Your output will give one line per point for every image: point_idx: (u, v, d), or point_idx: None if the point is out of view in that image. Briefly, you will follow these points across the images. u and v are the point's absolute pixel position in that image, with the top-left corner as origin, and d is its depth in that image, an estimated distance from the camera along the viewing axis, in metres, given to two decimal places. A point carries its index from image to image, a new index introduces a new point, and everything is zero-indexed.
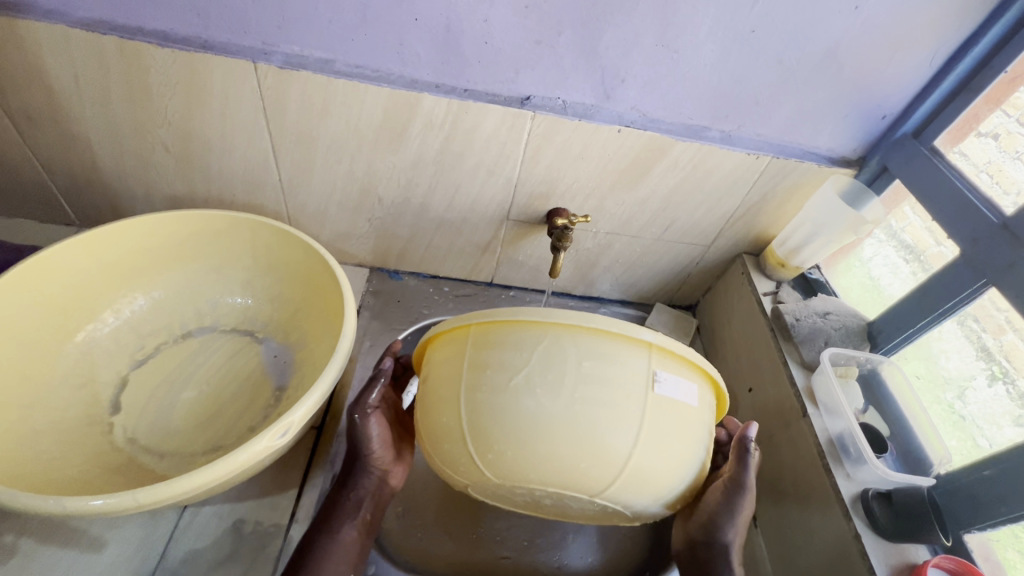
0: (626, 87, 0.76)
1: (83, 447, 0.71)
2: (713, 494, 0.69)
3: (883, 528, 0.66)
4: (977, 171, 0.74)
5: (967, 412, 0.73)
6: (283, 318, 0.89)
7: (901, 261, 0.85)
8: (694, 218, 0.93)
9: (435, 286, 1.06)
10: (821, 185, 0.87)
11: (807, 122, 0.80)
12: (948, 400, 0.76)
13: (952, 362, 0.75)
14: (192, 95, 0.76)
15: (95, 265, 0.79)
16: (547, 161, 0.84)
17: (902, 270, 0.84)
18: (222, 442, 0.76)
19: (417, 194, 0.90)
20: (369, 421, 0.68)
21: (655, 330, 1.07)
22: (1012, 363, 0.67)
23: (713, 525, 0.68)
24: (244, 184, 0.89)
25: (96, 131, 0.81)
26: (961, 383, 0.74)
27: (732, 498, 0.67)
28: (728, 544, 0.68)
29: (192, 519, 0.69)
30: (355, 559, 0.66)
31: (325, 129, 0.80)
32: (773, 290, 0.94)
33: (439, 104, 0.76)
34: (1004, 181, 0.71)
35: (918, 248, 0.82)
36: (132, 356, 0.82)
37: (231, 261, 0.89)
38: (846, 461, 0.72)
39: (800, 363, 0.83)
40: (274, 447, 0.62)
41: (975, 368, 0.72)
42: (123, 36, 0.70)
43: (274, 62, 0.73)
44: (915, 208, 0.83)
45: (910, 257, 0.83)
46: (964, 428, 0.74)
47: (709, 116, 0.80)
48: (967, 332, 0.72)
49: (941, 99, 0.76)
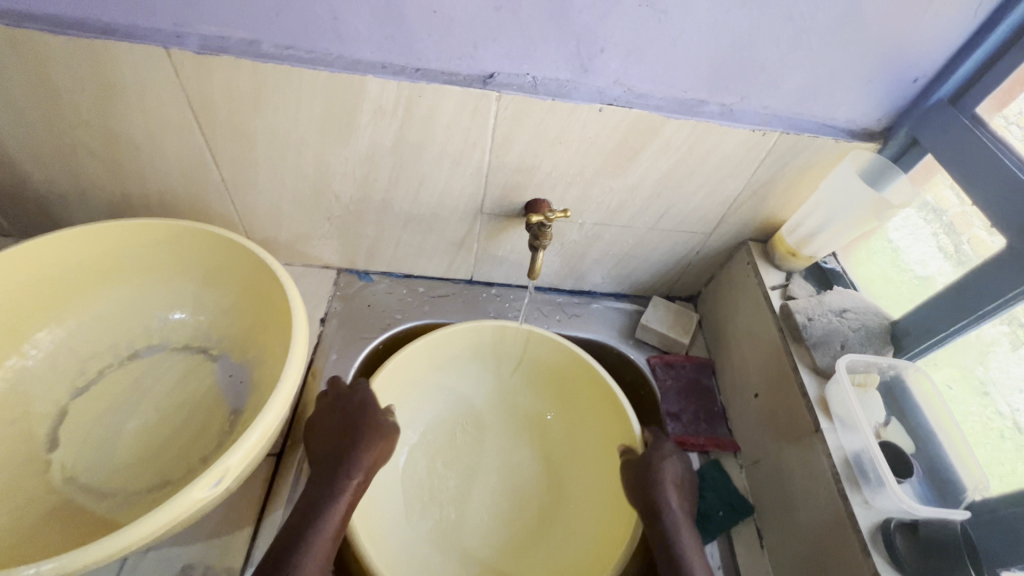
0: (606, 57, 0.64)
1: (16, 490, 0.64)
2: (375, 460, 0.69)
3: (909, 567, 0.57)
4: (1008, 124, 0.63)
5: (988, 379, 0.66)
6: (238, 333, 0.81)
7: (924, 223, 0.78)
8: (692, 203, 0.82)
9: (409, 287, 0.97)
10: (838, 164, 0.75)
11: (823, 90, 0.68)
12: (967, 364, 0.68)
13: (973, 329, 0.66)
14: (104, 90, 0.66)
15: (23, 287, 0.71)
16: (521, 146, 0.73)
17: (922, 231, 0.78)
18: (170, 477, 0.69)
19: (377, 190, 0.80)
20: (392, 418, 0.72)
21: (649, 328, 0.95)
22: None
23: (652, 500, 0.69)
24: (184, 187, 0.80)
25: (8, 135, 0.71)
26: (986, 350, 0.65)
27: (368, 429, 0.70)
28: (670, 513, 0.68)
29: (135, 566, 0.63)
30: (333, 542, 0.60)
31: (263, 122, 0.70)
32: (783, 282, 0.84)
33: (387, 87, 0.65)
34: None
35: (941, 207, 0.75)
36: (72, 383, 0.75)
37: (179, 273, 0.81)
38: (865, 486, 0.63)
39: (812, 368, 0.73)
40: (207, 498, 0.55)
41: (998, 332, 0.63)
42: (9, 23, 0.59)
43: (190, 47, 0.62)
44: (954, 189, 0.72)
45: (932, 218, 0.76)
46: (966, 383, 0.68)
47: (706, 88, 0.68)
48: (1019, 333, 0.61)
49: (983, 59, 0.63)
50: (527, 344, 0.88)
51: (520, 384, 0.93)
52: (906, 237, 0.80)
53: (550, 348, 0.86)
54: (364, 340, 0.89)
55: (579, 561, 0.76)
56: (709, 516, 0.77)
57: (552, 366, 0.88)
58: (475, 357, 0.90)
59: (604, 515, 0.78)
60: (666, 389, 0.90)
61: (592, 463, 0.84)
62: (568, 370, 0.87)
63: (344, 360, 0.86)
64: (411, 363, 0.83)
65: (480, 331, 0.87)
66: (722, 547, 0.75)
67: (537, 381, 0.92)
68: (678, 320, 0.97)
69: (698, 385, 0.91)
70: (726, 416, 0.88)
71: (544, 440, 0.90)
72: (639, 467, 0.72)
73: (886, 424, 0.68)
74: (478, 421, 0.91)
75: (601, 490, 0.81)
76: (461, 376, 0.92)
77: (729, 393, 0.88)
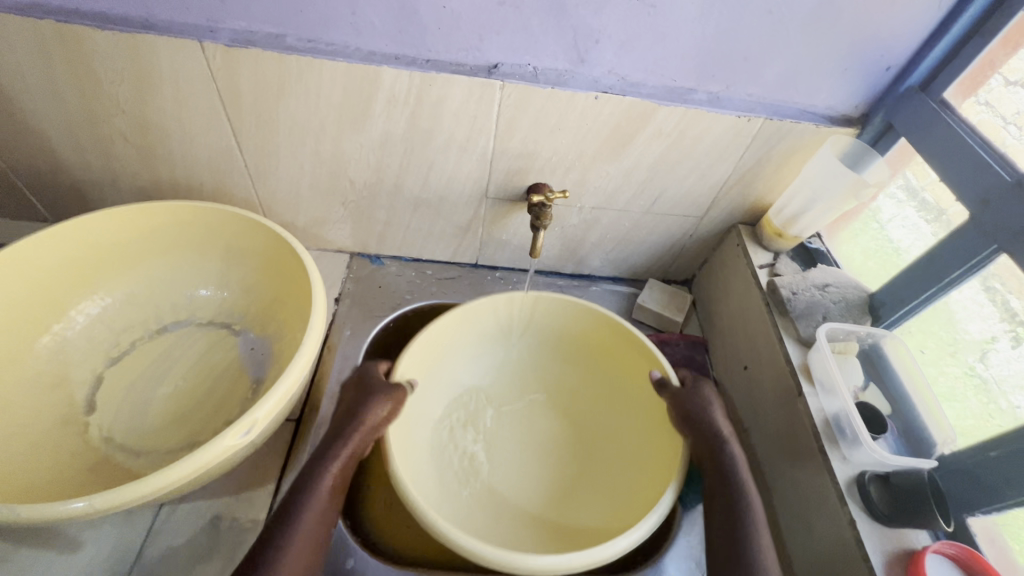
0: (601, 48, 0.70)
1: (58, 447, 0.70)
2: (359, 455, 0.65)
3: (881, 513, 0.62)
4: (1005, 124, 0.66)
5: (989, 376, 0.68)
6: (259, 309, 0.87)
7: (921, 221, 0.78)
8: (684, 187, 0.87)
9: (418, 270, 1.02)
10: (819, 148, 0.80)
11: (803, 78, 0.74)
12: (969, 362, 0.70)
13: (975, 326, 0.69)
14: (142, 80, 0.72)
15: (63, 262, 0.77)
16: (522, 133, 0.79)
17: (921, 231, 0.78)
18: (198, 438, 0.75)
19: (389, 175, 0.86)
20: (384, 410, 0.68)
21: (645, 308, 1.00)
22: (1010, 288, 0.63)
23: (704, 427, 0.70)
24: (210, 172, 0.86)
25: (51, 123, 0.77)
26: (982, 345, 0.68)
27: (353, 421, 0.66)
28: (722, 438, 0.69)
29: (168, 517, 0.68)
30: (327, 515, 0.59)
31: (285, 110, 0.76)
32: (770, 262, 0.89)
33: (400, 77, 0.71)
34: (1005, 110, 0.67)
35: (940, 206, 0.75)
36: (107, 353, 0.80)
37: (204, 252, 0.87)
38: (843, 443, 0.68)
39: (796, 339, 0.78)
40: (237, 445, 0.61)
41: (999, 329, 0.66)
42: (59, 19, 0.65)
43: (221, 40, 0.68)
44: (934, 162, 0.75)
45: (932, 216, 0.77)
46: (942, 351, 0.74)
47: (694, 77, 0.73)
48: (991, 294, 0.66)
49: (948, 48, 0.69)
50: (540, 318, 0.91)
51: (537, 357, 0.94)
52: (906, 236, 0.80)
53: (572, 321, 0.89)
54: (375, 318, 0.94)
55: (608, 506, 0.78)
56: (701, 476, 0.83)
57: (573, 340, 0.91)
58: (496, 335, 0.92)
59: (634, 476, 0.79)
60: None
61: (616, 420, 0.87)
62: (587, 339, 0.90)
63: (357, 336, 0.91)
64: (441, 335, 0.84)
65: (507, 301, 0.88)
66: None
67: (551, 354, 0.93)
68: (673, 301, 1.02)
69: (691, 362, 0.96)
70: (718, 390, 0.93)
71: (563, 405, 0.91)
72: (686, 398, 0.73)
73: (864, 389, 0.73)
74: (498, 389, 0.92)
75: (629, 453, 0.82)
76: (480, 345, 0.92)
77: (721, 368, 0.93)
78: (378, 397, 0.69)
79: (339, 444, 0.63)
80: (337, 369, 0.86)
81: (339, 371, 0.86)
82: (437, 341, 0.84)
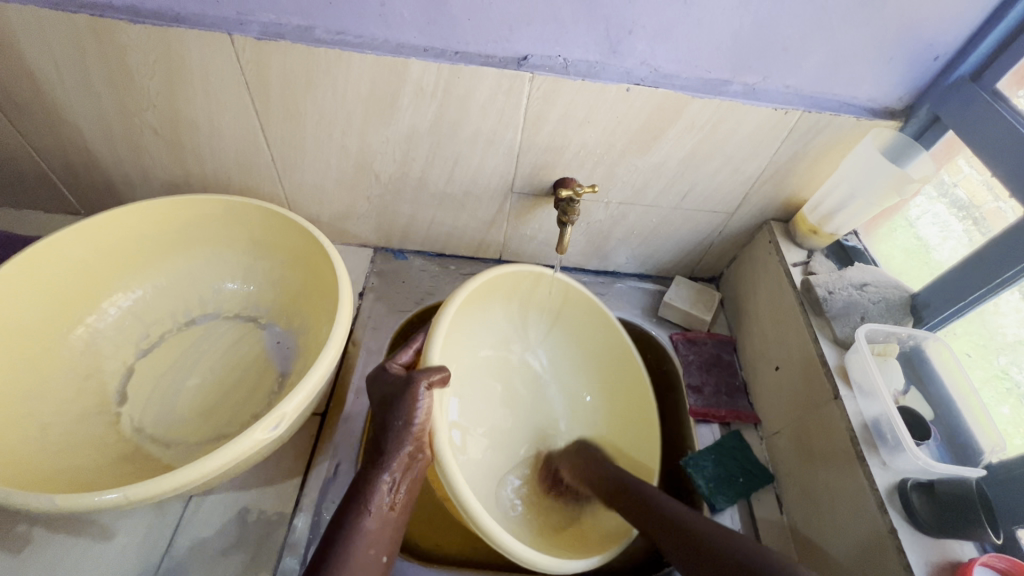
0: (634, 38, 0.68)
1: (91, 437, 0.71)
2: (403, 471, 0.62)
3: (923, 523, 0.59)
4: None
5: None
6: (285, 303, 0.87)
7: (952, 219, 0.79)
8: (715, 182, 0.85)
9: (441, 265, 1.02)
10: (860, 141, 0.77)
11: (845, 69, 0.71)
12: (1001, 366, 0.70)
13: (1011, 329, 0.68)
14: (173, 74, 0.72)
15: (94, 254, 0.78)
16: (550, 126, 0.77)
17: (953, 229, 0.79)
18: (226, 430, 0.75)
19: (414, 169, 0.85)
20: (414, 424, 0.63)
21: (672, 305, 0.98)
22: None
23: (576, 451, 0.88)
24: (238, 166, 0.86)
25: (84, 116, 0.78)
26: (1017, 348, 0.68)
27: (388, 442, 0.62)
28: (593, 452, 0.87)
29: (197, 508, 0.69)
30: (381, 542, 0.59)
31: (313, 103, 0.76)
32: (804, 260, 0.86)
33: (429, 69, 0.70)
34: None
35: (974, 204, 0.76)
36: (136, 345, 0.81)
37: (232, 247, 0.88)
38: (883, 449, 0.65)
39: (833, 340, 0.76)
40: (266, 440, 0.61)
41: None
42: (92, 12, 0.66)
43: (251, 33, 0.68)
44: (972, 160, 0.75)
45: (963, 214, 0.77)
46: (984, 354, 0.72)
47: (730, 67, 0.71)
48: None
49: (1004, 35, 0.65)
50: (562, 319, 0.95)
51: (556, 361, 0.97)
52: (936, 233, 0.82)
53: (597, 328, 0.92)
54: (398, 313, 0.94)
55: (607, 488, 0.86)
56: (730, 481, 0.80)
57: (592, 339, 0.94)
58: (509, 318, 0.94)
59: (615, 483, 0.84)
60: (688, 363, 0.93)
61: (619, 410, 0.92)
62: (608, 353, 0.93)
63: (381, 331, 0.91)
64: (475, 300, 0.85)
65: (529, 279, 0.88)
66: (743, 510, 0.78)
67: (573, 354, 0.97)
68: (701, 298, 1.00)
69: (719, 361, 0.94)
70: (747, 390, 0.91)
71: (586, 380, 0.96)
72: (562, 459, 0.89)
73: (905, 393, 0.71)
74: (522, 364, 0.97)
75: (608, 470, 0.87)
76: (513, 315, 0.94)
77: (750, 368, 0.91)
78: (402, 410, 0.63)
79: (378, 467, 0.61)
80: (362, 363, 0.86)
81: (364, 366, 0.86)
82: (468, 307, 0.84)
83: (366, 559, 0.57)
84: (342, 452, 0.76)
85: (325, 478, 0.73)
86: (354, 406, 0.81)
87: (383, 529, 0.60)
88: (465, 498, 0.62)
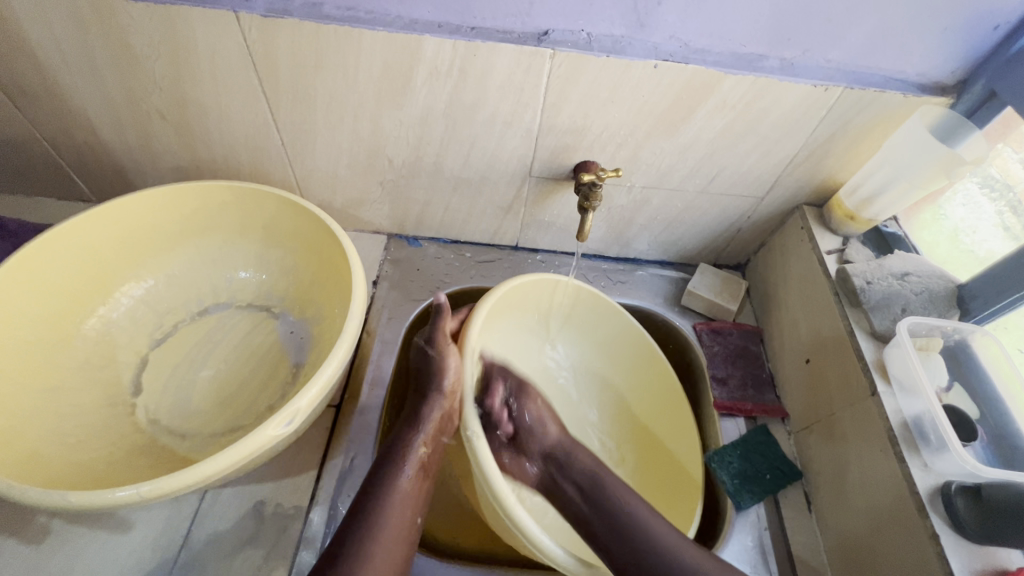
0: (663, 10, 0.63)
1: (107, 428, 0.71)
2: (434, 434, 0.67)
3: (966, 525, 0.56)
4: None
5: None
6: (298, 292, 0.85)
7: (985, 200, 0.78)
8: (745, 165, 0.80)
9: (456, 252, 0.99)
10: (906, 119, 0.72)
11: (893, 42, 0.65)
12: None
13: None
14: (179, 58, 0.70)
15: (106, 243, 0.77)
16: (572, 107, 0.73)
17: (985, 209, 0.78)
18: (240, 422, 0.74)
19: (428, 153, 0.82)
20: (445, 387, 0.67)
21: (696, 294, 0.94)
22: None
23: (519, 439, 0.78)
24: (247, 150, 0.83)
25: (91, 102, 0.76)
26: None
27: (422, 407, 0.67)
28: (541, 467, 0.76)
29: (214, 501, 0.68)
30: (412, 505, 0.61)
31: (323, 85, 0.72)
32: (839, 247, 0.82)
33: (443, 47, 0.66)
34: None
35: (1008, 183, 0.76)
36: (151, 334, 0.81)
37: (244, 235, 0.86)
38: (924, 450, 0.62)
39: (870, 333, 0.71)
40: (280, 436, 0.60)
41: None
42: None
43: (257, 10, 0.64)
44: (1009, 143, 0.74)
45: (997, 194, 0.77)
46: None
47: (767, 41, 0.66)
48: None
49: None
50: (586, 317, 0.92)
51: (576, 358, 0.95)
52: (967, 215, 0.80)
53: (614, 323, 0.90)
54: (413, 303, 0.91)
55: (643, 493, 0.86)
56: (756, 478, 0.77)
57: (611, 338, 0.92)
58: (532, 314, 0.90)
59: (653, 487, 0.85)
60: (712, 355, 0.89)
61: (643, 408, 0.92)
62: (626, 349, 0.92)
63: (396, 321, 0.89)
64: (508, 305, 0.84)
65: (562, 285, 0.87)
66: (769, 508, 0.76)
67: (593, 350, 0.95)
68: (726, 287, 0.96)
69: (745, 353, 0.90)
70: (775, 384, 0.87)
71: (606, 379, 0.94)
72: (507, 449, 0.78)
73: (948, 389, 0.67)
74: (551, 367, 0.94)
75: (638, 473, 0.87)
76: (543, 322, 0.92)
77: (779, 360, 0.87)
78: (437, 375, 0.68)
79: (412, 429, 0.66)
80: (377, 356, 0.84)
81: (378, 357, 0.84)
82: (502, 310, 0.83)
83: (399, 520, 0.59)
84: (357, 446, 0.75)
85: (341, 471, 0.72)
86: (370, 399, 0.79)
87: (415, 488, 0.63)
88: (489, 466, 0.62)
